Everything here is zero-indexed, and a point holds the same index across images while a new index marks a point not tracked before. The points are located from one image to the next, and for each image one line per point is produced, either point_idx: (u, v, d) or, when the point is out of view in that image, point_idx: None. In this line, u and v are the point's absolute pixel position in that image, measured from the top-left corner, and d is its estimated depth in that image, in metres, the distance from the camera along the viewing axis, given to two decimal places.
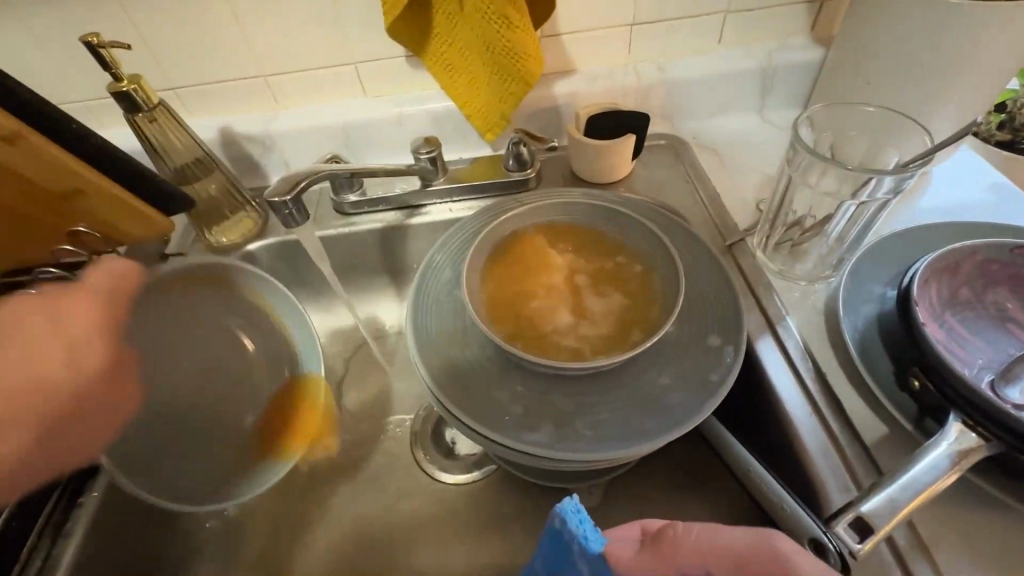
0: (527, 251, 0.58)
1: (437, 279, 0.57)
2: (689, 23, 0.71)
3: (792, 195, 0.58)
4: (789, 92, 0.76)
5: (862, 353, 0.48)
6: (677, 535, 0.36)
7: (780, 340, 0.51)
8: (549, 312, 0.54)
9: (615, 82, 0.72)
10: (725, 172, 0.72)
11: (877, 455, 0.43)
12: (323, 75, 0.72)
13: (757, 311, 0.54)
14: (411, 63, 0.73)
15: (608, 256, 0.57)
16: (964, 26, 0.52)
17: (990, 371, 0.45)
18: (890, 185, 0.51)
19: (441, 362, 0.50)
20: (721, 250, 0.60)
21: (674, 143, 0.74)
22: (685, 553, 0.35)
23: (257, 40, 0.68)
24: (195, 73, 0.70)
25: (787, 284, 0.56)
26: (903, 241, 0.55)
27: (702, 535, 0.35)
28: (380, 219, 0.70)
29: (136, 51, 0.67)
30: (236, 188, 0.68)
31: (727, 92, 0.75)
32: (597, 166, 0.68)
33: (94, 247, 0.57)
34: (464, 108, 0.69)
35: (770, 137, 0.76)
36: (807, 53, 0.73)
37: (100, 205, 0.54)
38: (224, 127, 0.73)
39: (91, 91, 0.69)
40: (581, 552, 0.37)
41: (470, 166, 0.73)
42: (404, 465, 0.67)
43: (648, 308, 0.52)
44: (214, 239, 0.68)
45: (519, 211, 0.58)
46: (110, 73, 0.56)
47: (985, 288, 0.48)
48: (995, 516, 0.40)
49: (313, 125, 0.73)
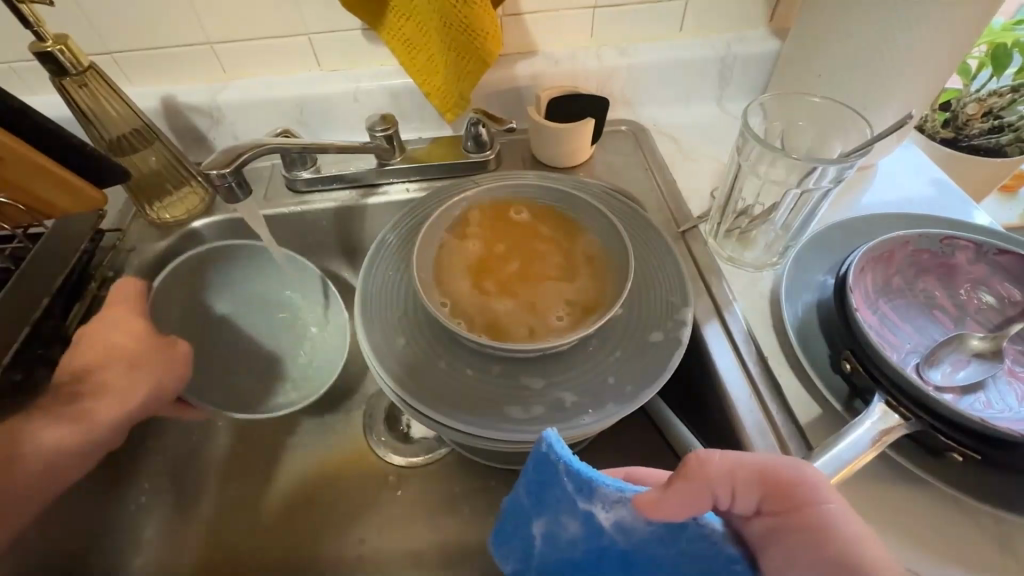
0: (461, 221, 0.57)
1: (387, 260, 0.55)
2: (651, 9, 0.71)
3: (742, 183, 0.59)
4: (747, 82, 0.77)
5: (800, 337, 0.50)
6: (710, 470, 0.33)
7: (726, 325, 0.53)
8: (470, 284, 0.54)
9: (577, 66, 0.72)
10: (683, 159, 0.73)
11: (809, 435, 0.45)
12: (273, 45, 0.69)
13: (706, 296, 0.55)
14: (367, 37, 0.70)
15: (549, 239, 0.57)
16: (905, 24, 0.54)
17: (916, 355, 0.47)
18: (833, 174, 0.52)
19: (388, 347, 0.49)
20: (674, 236, 0.61)
21: (634, 130, 0.75)
22: (715, 480, 0.33)
23: (200, 3, 0.64)
24: (134, 36, 0.65)
25: (733, 270, 0.58)
26: (844, 231, 0.57)
27: (734, 468, 0.33)
28: (335, 198, 0.68)
29: (66, 11, 0.62)
30: (182, 163, 0.64)
31: (687, 80, 0.76)
32: (557, 150, 0.68)
33: (15, 219, 0.53)
34: (422, 85, 0.67)
35: (727, 127, 0.77)
36: (765, 44, 0.73)
37: (24, 176, 0.50)
38: (167, 97, 0.69)
39: (15, 53, 0.63)
40: (570, 480, 0.36)
41: (428, 146, 0.71)
42: (359, 447, 0.66)
43: (571, 311, 0.52)
44: (156, 215, 0.65)
45: (472, 192, 0.57)
46: (31, 30, 0.51)
47: (916, 276, 0.51)
48: (914, 490, 0.43)
49: (264, 97, 0.70)
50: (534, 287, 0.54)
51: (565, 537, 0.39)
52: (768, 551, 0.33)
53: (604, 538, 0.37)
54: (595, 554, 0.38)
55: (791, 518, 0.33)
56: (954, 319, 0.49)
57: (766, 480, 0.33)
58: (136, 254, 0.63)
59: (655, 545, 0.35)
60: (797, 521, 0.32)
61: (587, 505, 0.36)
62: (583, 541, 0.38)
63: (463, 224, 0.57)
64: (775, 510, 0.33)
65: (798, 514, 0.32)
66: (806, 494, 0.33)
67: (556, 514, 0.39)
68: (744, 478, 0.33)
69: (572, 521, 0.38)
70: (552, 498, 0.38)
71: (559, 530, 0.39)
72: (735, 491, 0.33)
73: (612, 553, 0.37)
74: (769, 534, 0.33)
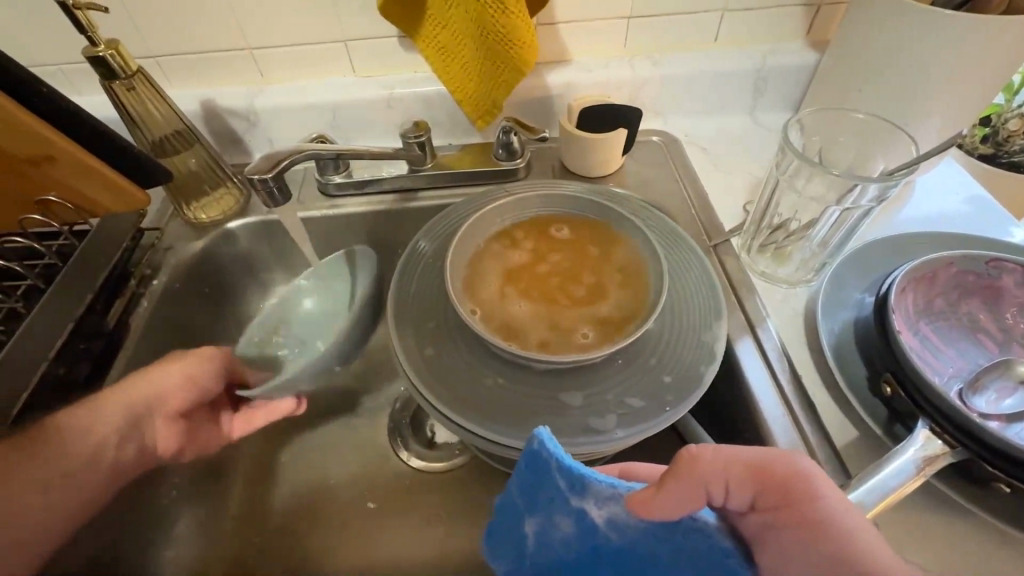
0: (502, 232, 0.58)
1: (420, 267, 0.56)
2: (686, 20, 0.70)
3: (778, 198, 0.58)
4: (782, 94, 0.76)
5: (838, 357, 0.49)
6: (703, 464, 0.32)
7: (760, 341, 0.52)
8: (496, 285, 0.54)
9: (609, 75, 0.72)
10: (715, 171, 0.72)
11: (845, 459, 0.44)
12: (310, 51, 0.70)
13: (738, 311, 0.54)
14: (402, 44, 0.71)
15: (586, 250, 0.57)
16: (951, 40, 0.53)
17: (960, 380, 0.46)
18: (875, 192, 0.51)
19: (417, 351, 0.50)
20: (706, 249, 0.60)
21: (666, 141, 0.74)
22: (710, 474, 0.32)
23: (242, 10, 0.65)
24: (176, 41, 0.67)
25: (768, 285, 0.57)
26: (884, 249, 0.56)
27: (726, 463, 0.32)
28: (365, 203, 0.69)
29: (116, 16, 0.64)
30: (218, 164, 0.66)
31: (720, 92, 0.75)
32: (588, 160, 0.68)
33: (65, 217, 0.55)
34: (455, 93, 0.68)
35: (760, 139, 0.76)
36: (801, 56, 0.72)
37: (71, 173, 0.51)
38: (207, 100, 0.71)
39: (66, 56, 0.65)
40: (563, 477, 0.35)
41: (458, 154, 0.72)
42: (382, 450, 0.66)
43: (597, 328, 0.51)
44: (193, 215, 0.66)
45: (508, 200, 0.58)
46: (85, 35, 0.53)
47: (959, 298, 0.49)
48: (957, 520, 0.42)
49: (300, 102, 0.71)
50: (562, 302, 0.53)
51: (559, 538, 0.38)
52: (765, 547, 0.32)
53: (598, 536, 0.36)
54: (590, 553, 0.37)
55: (784, 510, 0.31)
56: (999, 344, 0.48)
57: (760, 475, 0.32)
58: (174, 252, 0.64)
59: (651, 541, 0.34)
60: (792, 515, 0.31)
61: (580, 502, 0.35)
62: (577, 541, 0.37)
63: (509, 234, 0.58)
64: (775, 504, 0.32)
65: (793, 510, 0.31)
66: (804, 489, 0.32)
67: (549, 515, 0.37)
68: (736, 470, 0.32)
69: (565, 521, 0.37)
70: (546, 496, 0.37)
71: (552, 530, 0.38)
72: (728, 486, 0.32)
73: (604, 552, 0.36)
74: (764, 529, 0.32)
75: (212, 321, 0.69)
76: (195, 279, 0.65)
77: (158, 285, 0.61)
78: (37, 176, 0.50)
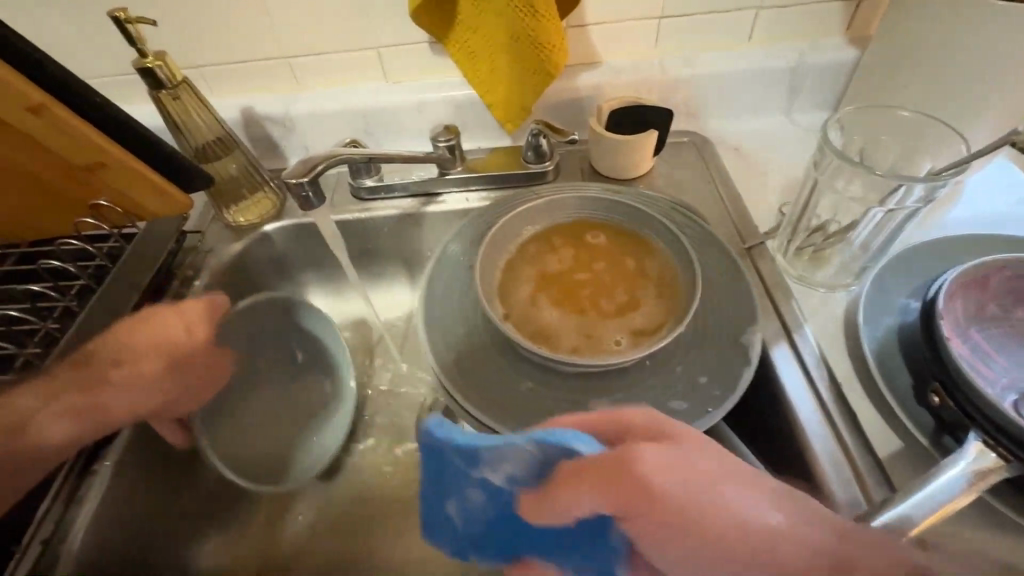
0: (539, 239, 0.58)
1: (450, 268, 0.56)
2: (719, 19, 0.69)
3: (816, 199, 0.56)
4: (819, 93, 0.74)
5: (881, 364, 0.47)
6: (569, 472, 0.31)
7: (796, 347, 0.50)
8: (530, 291, 0.55)
9: (639, 77, 0.71)
10: (749, 173, 0.70)
11: (890, 471, 0.42)
12: (344, 58, 0.72)
13: (774, 316, 0.53)
14: (434, 49, 0.72)
15: (624, 258, 0.56)
16: (1006, 32, 0.50)
17: (1014, 391, 0.44)
18: (921, 193, 0.49)
19: (447, 353, 0.50)
20: (740, 252, 0.59)
21: (698, 142, 0.73)
22: (576, 483, 0.30)
23: (280, 20, 0.67)
24: (218, 51, 0.70)
25: (805, 289, 0.55)
26: (932, 252, 0.53)
27: (584, 469, 0.30)
28: (396, 206, 0.70)
29: (163, 30, 0.67)
30: (257, 169, 0.68)
31: (755, 91, 0.73)
32: (617, 162, 0.67)
33: (115, 220, 0.58)
34: (485, 97, 0.69)
35: (797, 139, 0.74)
36: (840, 53, 0.70)
37: (120, 178, 0.53)
38: (246, 108, 0.74)
39: (116, 68, 0.69)
40: (460, 458, 0.35)
41: (488, 157, 0.72)
42: (411, 450, 0.67)
43: (632, 336, 0.51)
44: (232, 219, 0.68)
45: (540, 202, 0.58)
46: (135, 48, 0.56)
47: (1015, 304, 0.47)
48: (1013, 539, 0.39)
49: (334, 108, 0.73)
50: (597, 311, 0.53)
51: (475, 510, 0.39)
52: (646, 546, 0.30)
53: (506, 500, 0.36)
54: (504, 518, 0.38)
55: (686, 534, 0.29)
56: None
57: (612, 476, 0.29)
58: (214, 255, 0.66)
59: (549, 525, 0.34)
60: (649, 516, 0.29)
61: (479, 472, 0.36)
62: (490, 509, 0.38)
63: (547, 241, 0.58)
64: (666, 532, 0.29)
65: (651, 510, 0.29)
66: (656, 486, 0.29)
67: (460, 492, 0.38)
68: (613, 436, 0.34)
69: (473, 493, 0.37)
70: (450, 476, 0.38)
71: (468, 505, 0.39)
72: (588, 500, 0.30)
73: (513, 520, 0.37)
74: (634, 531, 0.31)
75: None
76: (233, 281, 0.68)
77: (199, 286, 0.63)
78: (91, 182, 0.53)
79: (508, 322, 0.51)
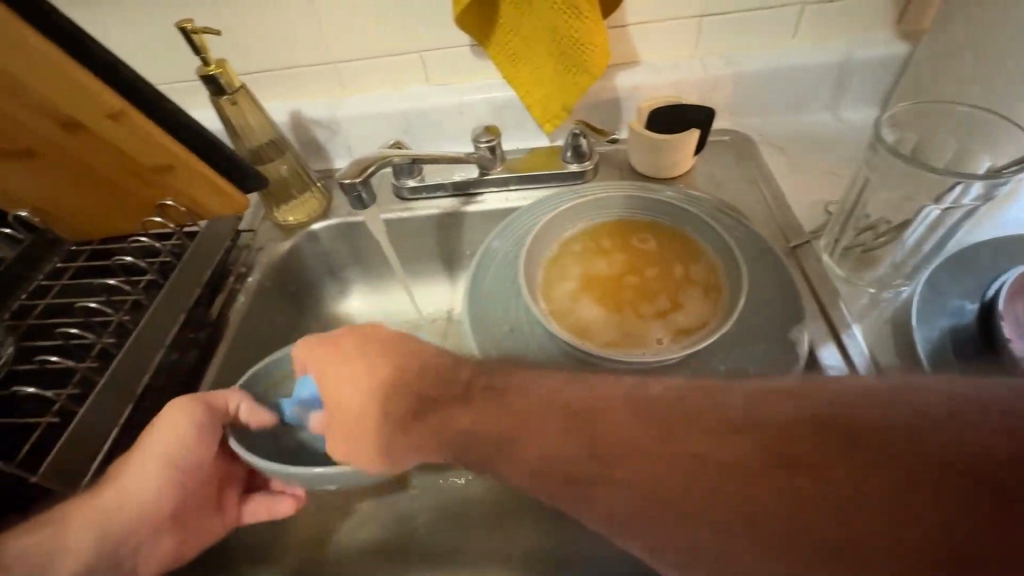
0: (584, 237, 0.60)
1: (495, 264, 0.58)
2: (763, 15, 0.68)
3: (866, 198, 0.55)
4: (865, 89, 0.72)
5: (936, 365, 0.45)
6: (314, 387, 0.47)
7: (844, 347, 0.50)
8: (573, 286, 0.56)
9: (680, 76, 0.71)
10: (792, 172, 0.69)
11: None
12: (388, 62, 0.74)
13: (820, 316, 0.52)
14: (475, 52, 0.73)
15: (671, 260, 0.57)
16: None
17: None
18: (980, 191, 0.48)
19: (492, 348, 0.51)
20: (784, 252, 0.58)
21: (739, 141, 0.72)
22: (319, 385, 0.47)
23: (329, 27, 0.70)
24: (270, 58, 0.73)
25: (852, 289, 0.55)
26: (990, 252, 0.51)
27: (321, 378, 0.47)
28: (437, 205, 0.72)
29: (220, 38, 0.71)
30: (305, 170, 0.71)
31: (799, 88, 0.72)
32: (656, 162, 0.67)
33: (178, 218, 0.62)
34: (524, 99, 0.70)
35: (842, 137, 0.73)
36: (890, 49, 0.69)
37: (184, 179, 0.57)
38: (295, 112, 0.77)
39: (178, 76, 0.73)
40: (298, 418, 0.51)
41: (526, 157, 0.74)
42: None
43: (672, 336, 0.51)
44: (281, 218, 0.71)
45: (583, 200, 0.59)
46: (198, 56, 0.59)
47: None
48: None
49: (378, 111, 0.76)
50: (639, 309, 0.54)
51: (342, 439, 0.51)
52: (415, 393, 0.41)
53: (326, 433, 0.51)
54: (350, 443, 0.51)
55: (568, 460, 0.34)
56: None
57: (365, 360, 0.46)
58: (265, 252, 0.69)
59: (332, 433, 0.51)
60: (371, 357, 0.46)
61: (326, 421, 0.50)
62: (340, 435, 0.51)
63: (592, 238, 0.59)
64: (561, 481, 0.34)
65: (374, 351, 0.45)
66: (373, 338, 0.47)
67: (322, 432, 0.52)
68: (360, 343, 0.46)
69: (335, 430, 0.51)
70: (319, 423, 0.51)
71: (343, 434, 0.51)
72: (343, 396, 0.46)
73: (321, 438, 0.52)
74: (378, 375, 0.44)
75: (296, 317, 0.73)
76: (283, 277, 0.71)
77: (253, 282, 0.66)
78: (161, 184, 0.57)
79: (552, 318, 0.52)
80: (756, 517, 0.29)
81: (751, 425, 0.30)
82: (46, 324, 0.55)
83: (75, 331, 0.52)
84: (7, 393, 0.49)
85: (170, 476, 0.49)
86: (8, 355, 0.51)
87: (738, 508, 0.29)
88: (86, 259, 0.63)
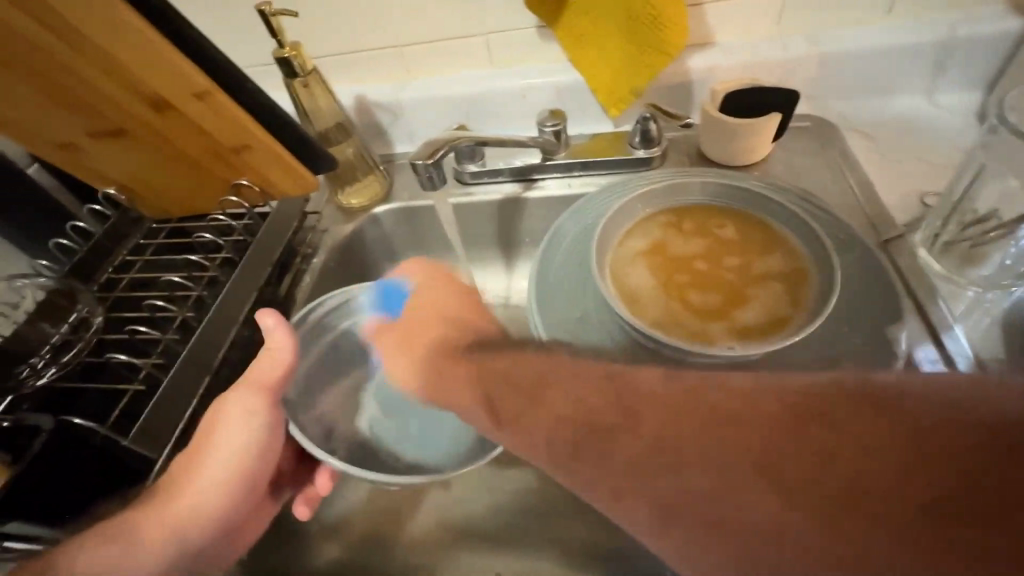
0: (658, 219, 0.58)
1: (564, 243, 0.56)
2: None
3: (977, 189, 0.52)
4: (967, 72, 0.66)
5: None
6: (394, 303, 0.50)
7: (944, 347, 0.46)
8: (643, 268, 0.55)
9: (760, 57, 0.66)
10: (881, 161, 0.64)
11: None
12: (453, 45, 0.73)
13: (917, 315, 0.48)
14: (541, 34, 0.71)
15: (749, 255, 0.55)
16: None
17: None
18: None
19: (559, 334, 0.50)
20: (876, 245, 0.54)
21: (820, 127, 0.68)
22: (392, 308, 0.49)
23: (397, 10, 0.70)
24: (339, 42, 0.74)
25: (953, 288, 0.50)
26: None
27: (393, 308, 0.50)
28: (498, 190, 0.71)
29: (290, 23, 0.72)
30: (369, 153, 0.72)
31: (891, 70, 0.67)
32: (731, 147, 0.64)
33: (251, 198, 0.64)
34: (590, 82, 0.67)
35: (938, 124, 0.67)
36: (1000, 25, 0.62)
37: (261, 159, 0.58)
38: (359, 96, 0.77)
39: (253, 60, 0.75)
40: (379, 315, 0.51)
41: (590, 142, 0.72)
42: None
43: (739, 334, 0.49)
44: (345, 201, 0.72)
45: (665, 184, 0.59)
46: (274, 39, 0.60)
47: None
48: None
49: (441, 95, 0.75)
50: (701, 301, 0.52)
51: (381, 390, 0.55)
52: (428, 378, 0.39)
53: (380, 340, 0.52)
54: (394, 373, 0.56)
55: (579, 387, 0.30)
56: None
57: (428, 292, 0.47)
58: (330, 234, 0.70)
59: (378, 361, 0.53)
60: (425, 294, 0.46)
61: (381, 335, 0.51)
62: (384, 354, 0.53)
63: (671, 223, 0.58)
64: (574, 451, 0.29)
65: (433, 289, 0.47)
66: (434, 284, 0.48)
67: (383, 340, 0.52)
68: (436, 312, 0.44)
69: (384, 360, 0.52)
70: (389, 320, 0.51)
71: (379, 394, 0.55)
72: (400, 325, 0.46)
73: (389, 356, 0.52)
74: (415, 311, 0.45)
75: None
76: (346, 259, 0.71)
77: (318, 262, 0.67)
78: (239, 163, 0.59)
79: (622, 305, 0.50)
80: (812, 497, 0.24)
81: (793, 391, 0.27)
82: (131, 296, 0.58)
83: (160, 303, 0.54)
84: (102, 359, 0.52)
85: (233, 464, 0.48)
86: (100, 324, 0.53)
87: (800, 472, 0.24)
88: (165, 237, 0.65)
